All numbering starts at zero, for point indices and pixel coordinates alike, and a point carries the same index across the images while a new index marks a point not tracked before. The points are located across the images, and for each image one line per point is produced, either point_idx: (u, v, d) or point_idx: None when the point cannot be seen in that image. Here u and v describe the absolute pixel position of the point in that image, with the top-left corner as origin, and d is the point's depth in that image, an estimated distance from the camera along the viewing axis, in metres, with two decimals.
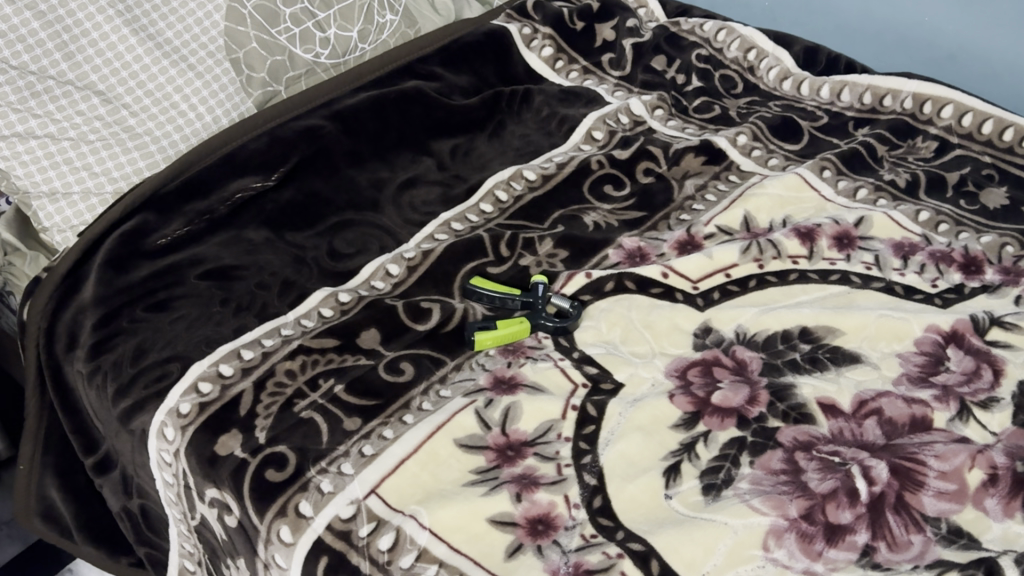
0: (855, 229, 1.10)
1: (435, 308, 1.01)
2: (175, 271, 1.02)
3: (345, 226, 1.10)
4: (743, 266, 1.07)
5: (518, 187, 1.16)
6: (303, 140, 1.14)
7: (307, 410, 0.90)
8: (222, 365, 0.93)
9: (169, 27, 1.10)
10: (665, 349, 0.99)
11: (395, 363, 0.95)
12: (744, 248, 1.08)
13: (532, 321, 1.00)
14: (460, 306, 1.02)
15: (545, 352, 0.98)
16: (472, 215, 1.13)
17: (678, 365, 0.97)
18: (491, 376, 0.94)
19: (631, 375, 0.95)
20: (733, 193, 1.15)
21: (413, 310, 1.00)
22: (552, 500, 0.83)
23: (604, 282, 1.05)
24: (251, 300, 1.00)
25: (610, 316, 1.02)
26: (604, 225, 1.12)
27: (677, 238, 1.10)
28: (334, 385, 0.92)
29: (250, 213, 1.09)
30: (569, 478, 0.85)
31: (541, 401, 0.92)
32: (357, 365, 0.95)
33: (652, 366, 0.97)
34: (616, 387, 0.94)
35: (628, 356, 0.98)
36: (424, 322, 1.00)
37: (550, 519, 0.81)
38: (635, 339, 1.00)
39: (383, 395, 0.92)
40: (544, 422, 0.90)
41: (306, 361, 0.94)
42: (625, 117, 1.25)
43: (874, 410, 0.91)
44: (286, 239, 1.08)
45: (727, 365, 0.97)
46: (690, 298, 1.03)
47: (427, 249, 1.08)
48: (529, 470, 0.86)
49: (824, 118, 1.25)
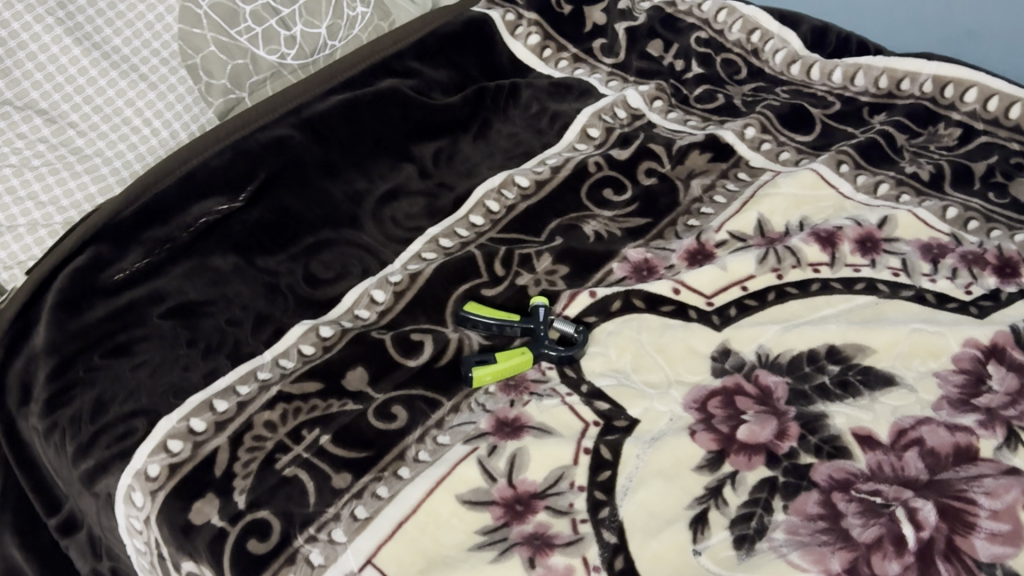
0: (879, 230, 1.01)
1: (427, 340, 0.92)
2: (135, 309, 0.92)
3: (322, 247, 1.01)
4: (761, 277, 0.98)
5: (510, 196, 1.06)
6: (270, 152, 1.03)
7: (291, 467, 0.81)
8: (193, 420, 0.84)
9: (117, 34, 1.01)
10: (681, 376, 0.90)
11: (386, 407, 0.86)
12: (761, 258, 0.99)
13: (534, 351, 0.91)
14: (455, 336, 0.93)
15: (550, 387, 0.89)
16: (461, 228, 1.03)
17: (697, 395, 0.88)
18: (492, 419, 0.85)
19: (647, 411, 0.87)
20: (744, 193, 1.06)
21: (403, 344, 0.91)
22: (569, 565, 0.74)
23: (610, 301, 0.96)
24: (222, 340, 0.91)
25: (619, 340, 0.93)
26: (606, 234, 1.03)
27: (687, 247, 1.01)
28: (320, 436, 0.84)
29: (215, 237, 0.98)
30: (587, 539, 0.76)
31: (550, 447, 0.83)
32: (344, 413, 0.85)
33: (669, 398, 0.88)
34: (630, 423, 0.86)
35: (641, 386, 0.89)
36: (416, 357, 0.90)
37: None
38: (648, 366, 0.91)
39: (375, 446, 0.83)
40: (555, 470, 0.81)
41: (287, 410, 0.85)
42: (621, 111, 1.15)
43: (914, 440, 0.83)
44: (256, 264, 0.98)
45: (751, 393, 0.88)
46: (705, 316, 0.95)
47: (415, 271, 0.98)
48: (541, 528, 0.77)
49: (836, 104, 1.16)
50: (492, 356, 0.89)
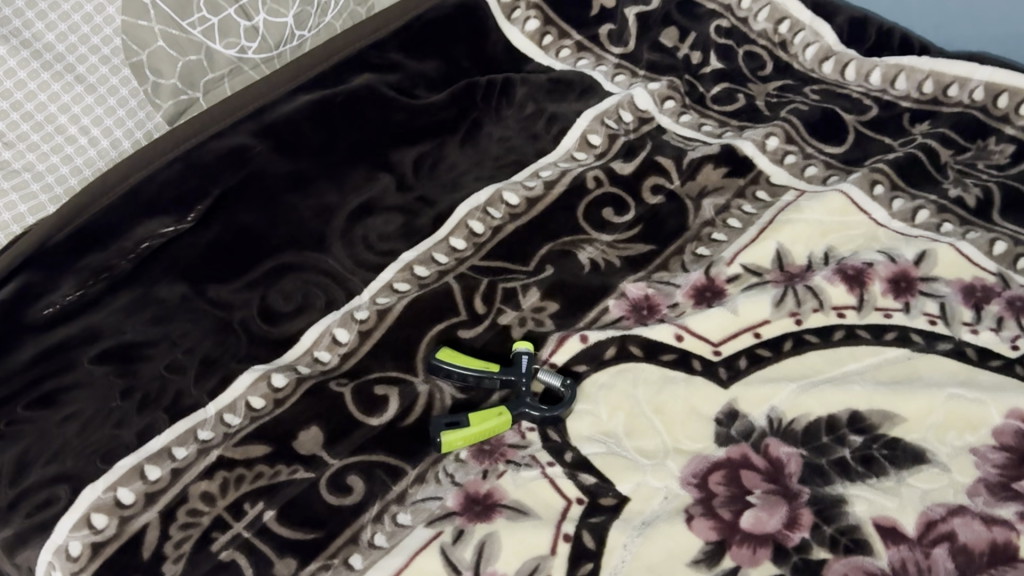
0: (915, 268, 0.89)
1: (393, 394, 0.81)
2: (64, 351, 0.81)
3: (285, 271, 0.89)
4: (777, 323, 0.86)
5: (497, 216, 0.94)
6: (227, 166, 0.91)
7: (228, 550, 0.71)
8: (120, 491, 0.74)
9: (49, 28, 0.88)
10: (680, 443, 0.79)
11: (342, 476, 0.76)
12: (778, 299, 0.87)
13: (513, 410, 0.79)
14: (424, 387, 0.82)
15: (530, 454, 0.78)
16: (439, 254, 0.91)
17: (697, 469, 0.77)
18: (461, 495, 0.75)
19: (638, 486, 0.76)
20: (762, 218, 0.94)
21: (365, 398, 0.80)
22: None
23: (603, 347, 0.85)
24: (162, 390, 0.80)
25: (611, 396, 0.81)
26: (603, 264, 0.91)
27: (694, 282, 0.89)
28: (264, 511, 0.74)
29: (161, 262, 0.87)
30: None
31: (524, 533, 0.72)
32: (293, 483, 0.75)
33: (664, 470, 0.77)
34: (619, 502, 0.75)
35: (633, 455, 0.78)
36: (378, 415, 0.79)
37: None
38: (643, 429, 0.79)
39: (325, 527, 0.73)
40: (529, 561, 0.71)
41: (228, 480, 0.75)
42: (627, 114, 1.04)
43: (945, 534, 0.72)
44: (206, 294, 0.87)
45: (759, 468, 0.77)
46: (710, 368, 0.83)
47: (385, 308, 0.87)
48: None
49: (874, 109, 1.04)
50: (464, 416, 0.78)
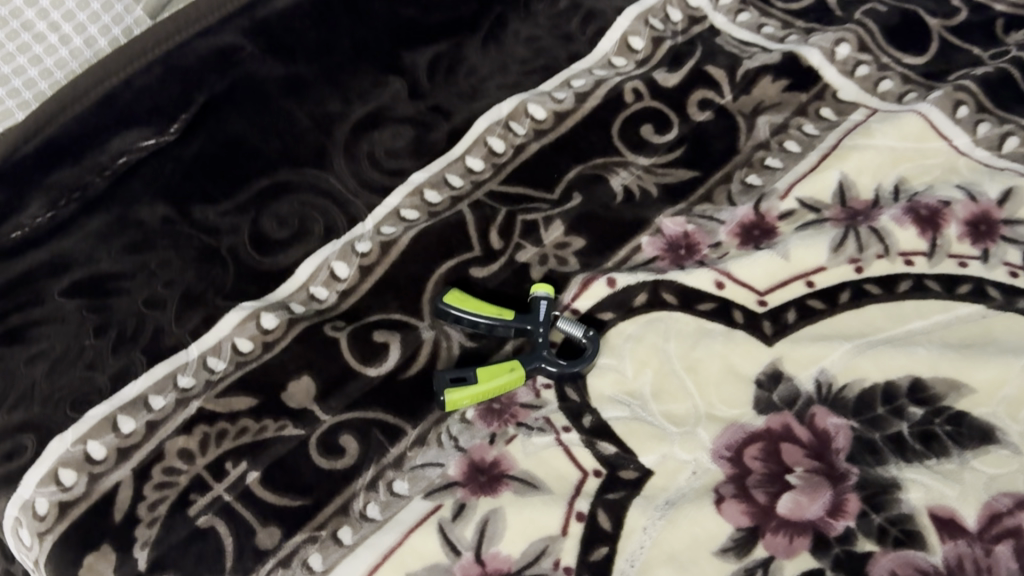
0: (999, 208, 0.77)
1: (394, 341, 0.73)
2: (30, 283, 0.68)
3: (279, 193, 0.78)
4: (834, 270, 0.75)
5: (520, 133, 0.84)
6: (214, 68, 0.72)
7: (207, 515, 0.65)
8: (91, 444, 0.67)
9: None
10: (714, 408, 0.70)
11: (334, 435, 0.68)
12: (838, 243, 0.76)
13: (528, 365, 0.71)
14: (430, 334, 0.73)
15: (544, 417, 0.70)
16: (454, 175, 0.82)
17: (732, 440, 0.68)
18: (464, 463, 0.67)
19: (663, 459, 0.68)
20: (825, 142, 0.82)
21: (363, 346, 0.72)
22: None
23: (633, 293, 0.75)
24: (139, 327, 0.72)
25: (638, 351, 0.72)
26: (637, 192, 0.81)
27: (741, 219, 0.78)
28: (248, 471, 0.67)
29: (141, 177, 0.71)
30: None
31: (533, 510, 0.65)
32: (280, 442, 0.68)
33: (694, 441, 0.68)
34: (641, 476, 0.67)
35: (660, 421, 0.69)
36: (376, 365, 0.71)
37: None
38: (673, 392, 0.71)
39: (314, 493, 0.66)
40: (536, 543, 0.64)
41: (208, 435, 0.68)
42: (676, 12, 0.91)
43: (1012, 530, 0.62)
44: (191, 216, 0.75)
45: (803, 441, 0.68)
46: (753, 320, 0.73)
47: (389, 240, 0.78)
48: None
49: (962, 12, 0.91)
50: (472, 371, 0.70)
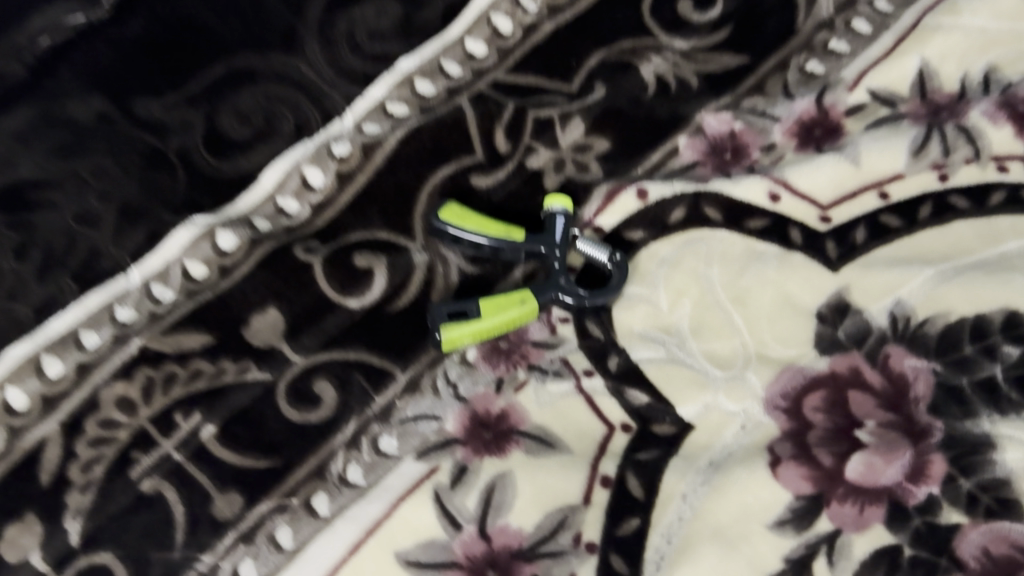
0: None
1: (379, 267, 0.60)
2: None
3: (241, 82, 0.63)
4: (913, 179, 0.62)
5: (531, 9, 0.66)
6: None
7: (152, 479, 0.54)
8: (10, 391, 0.55)
9: None
10: (765, 348, 0.58)
11: (307, 382, 0.56)
12: (919, 147, 0.63)
13: (540, 296, 0.58)
14: (422, 258, 0.60)
15: (561, 358, 0.58)
16: (450, 63, 0.64)
17: (789, 387, 0.56)
18: (465, 416, 0.56)
19: (706, 411, 0.56)
20: (900, 22, 0.67)
21: (341, 272, 0.59)
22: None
23: (668, 207, 0.62)
24: (69, 249, 0.59)
25: (674, 277, 0.60)
26: (675, 83, 0.66)
27: (801, 115, 0.64)
28: (203, 425, 0.55)
29: (70, 63, 0.62)
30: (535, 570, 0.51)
31: (548, 474, 0.54)
32: (242, 389, 0.56)
33: (742, 388, 0.56)
34: (678, 432, 0.56)
35: (701, 363, 0.57)
36: (357, 295, 0.59)
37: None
38: (716, 327, 0.59)
39: (284, 452, 0.54)
40: (553, 514, 0.52)
41: (153, 380, 0.56)
42: None
43: None
44: (130, 111, 0.62)
45: (875, 389, 0.56)
46: (814, 240, 0.61)
47: (374, 141, 0.62)
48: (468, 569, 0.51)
49: None
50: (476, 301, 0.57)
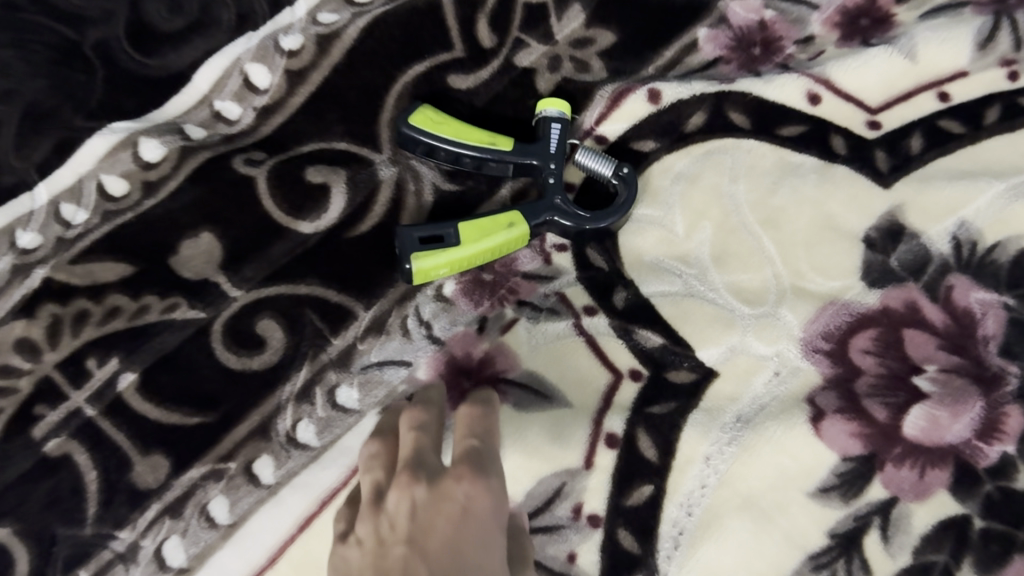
0: None
1: (338, 184, 0.49)
2: None
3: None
4: (977, 78, 0.52)
5: None
6: None
7: (58, 438, 0.44)
8: None
9: None
10: (803, 279, 0.48)
11: (249, 322, 0.46)
12: (987, 36, 0.52)
13: (531, 220, 0.47)
14: (390, 173, 0.50)
15: (557, 293, 0.48)
16: None
17: (832, 326, 0.47)
18: (441, 362, 0.47)
19: (732, 354, 0.46)
20: None
21: (291, 190, 0.49)
22: (478, 472, 0.38)
23: (684, 112, 0.51)
24: None
25: (692, 195, 0.50)
26: None
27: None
28: (121, 373, 0.45)
29: None
30: (489, 418, 0.42)
31: (541, 432, 0.44)
32: (168, 330, 0.46)
33: (775, 327, 0.46)
34: (699, 379, 0.46)
35: (726, 298, 0.48)
36: (311, 217, 0.49)
37: (489, 496, 0.37)
38: (743, 255, 0.49)
39: (221, 406, 0.45)
40: (549, 481, 0.44)
41: (60, 319, 0.46)
42: None
43: None
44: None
45: (936, 327, 0.47)
46: (860, 151, 0.51)
47: (330, 33, 0.49)
48: (418, 425, 0.41)
49: None
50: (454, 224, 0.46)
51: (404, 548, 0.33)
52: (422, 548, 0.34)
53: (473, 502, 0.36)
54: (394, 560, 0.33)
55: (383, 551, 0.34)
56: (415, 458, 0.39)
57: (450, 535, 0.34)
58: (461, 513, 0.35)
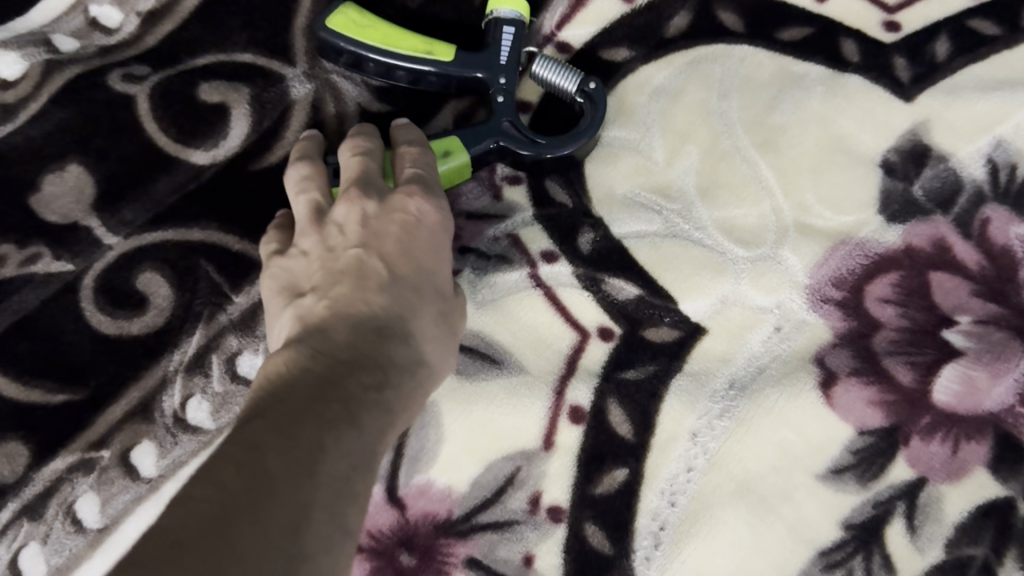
0: None
1: (239, 104, 0.40)
2: None
3: None
4: None
5: None
6: None
7: None
8: None
9: None
10: (807, 213, 0.39)
11: (127, 276, 0.38)
12: None
13: (472, 149, 0.37)
14: (304, 91, 0.40)
15: (509, 236, 0.39)
16: None
17: (845, 269, 0.38)
18: None
19: (723, 308, 0.38)
20: None
21: (181, 113, 0.39)
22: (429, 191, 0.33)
23: (666, 12, 0.42)
24: None
25: (674, 114, 0.41)
26: None
27: None
28: None
29: None
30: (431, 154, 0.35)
31: (490, 407, 0.36)
32: (26, 287, 0.37)
33: (776, 273, 0.38)
34: (683, 338, 0.37)
35: (716, 238, 0.39)
36: (205, 145, 0.39)
37: (436, 204, 0.33)
38: (737, 185, 0.40)
39: (91, 381, 0.37)
40: (499, 466, 0.36)
41: None
42: None
43: None
44: None
45: (970, 269, 0.38)
46: (877, 56, 0.42)
47: None
48: (362, 149, 0.35)
49: None
50: (393, 128, 0.37)
51: (357, 252, 0.31)
52: (378, 250, 0.31)
53: (425, 213, 0.32)
54: (346, 262, 0.31)
55: (332, 253, 0.32)
56: (361, 176, 0.33)
57: (406, 243, 0.31)
58: (416, 224, 0.32)
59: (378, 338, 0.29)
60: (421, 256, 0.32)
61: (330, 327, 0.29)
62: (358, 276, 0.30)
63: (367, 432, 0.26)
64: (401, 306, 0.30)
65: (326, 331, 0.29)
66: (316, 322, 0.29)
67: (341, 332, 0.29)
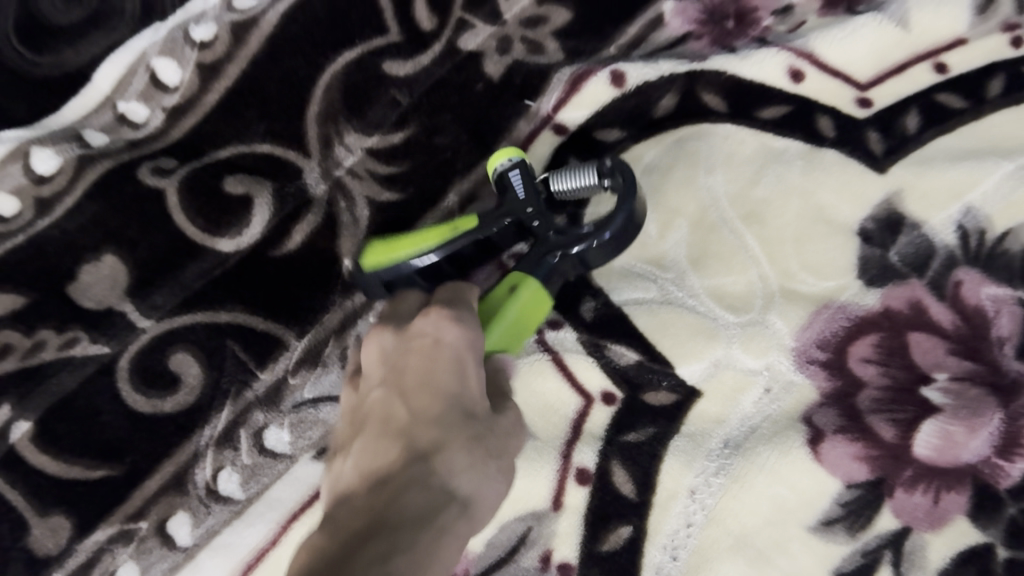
0: None
1: (262, 196, 0.43)
2: None
3: None
4: (981, 45, 0.46)
5: None
6: None
7: None
8: None
9: None
10: (791, 279, 0.42)
11: (159, 356, 0.41)
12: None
13: (537, 274, 0.39)
14: (320, 188, 0.45)
15: None
16: None
17: (829, 332, 0.41)
18: None
19: (716, 371, 0.41)
20: None
21: (209, 203, 0.42)
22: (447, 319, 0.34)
23: (653, 95, 0.46)
24: None
25: (663, 189, 0.45)
26: None
27: None
28: (15, 422, 0.39)
29: None
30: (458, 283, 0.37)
31: None
32: (65, 369, 0.40)
33: (764, 336, 0.41)
34: (681, 401, 0.40)
35: (707, 305, 0.42)
36: (230, 233, 0.43)
37: (458, 321, 0.34)
38: (724, 255, 0.43)
39: (127, 457, 0.40)
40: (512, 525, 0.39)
41: None
42: None
43: None
44: None
45: (946, 328, 0.41)
46: (851, 132, 0.45)
47: (246, 20, 0.41)
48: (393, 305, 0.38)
49: None
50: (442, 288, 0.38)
51: (380, 397, 0.33)
52: (397, 392, 0.33)
53: (443, 331, 0.34)
54: (373, 408, 0.33)
55: (363, 403, 0.34)
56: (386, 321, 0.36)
57: (424, 372, 0.33)
58: (434, 348, 0.33)
59: (392, 487, 0.30)
60: (445, 382, 0.33)
61: (356, 489, 0.30)
62: (380, 426, 0.32)
63: (359, 573, 0.26)
64: (420, 449, 0.31)
65: (349, 499, 0.30)
66: (349, 489, 0.31)
67: (362, 494, 0.30)
